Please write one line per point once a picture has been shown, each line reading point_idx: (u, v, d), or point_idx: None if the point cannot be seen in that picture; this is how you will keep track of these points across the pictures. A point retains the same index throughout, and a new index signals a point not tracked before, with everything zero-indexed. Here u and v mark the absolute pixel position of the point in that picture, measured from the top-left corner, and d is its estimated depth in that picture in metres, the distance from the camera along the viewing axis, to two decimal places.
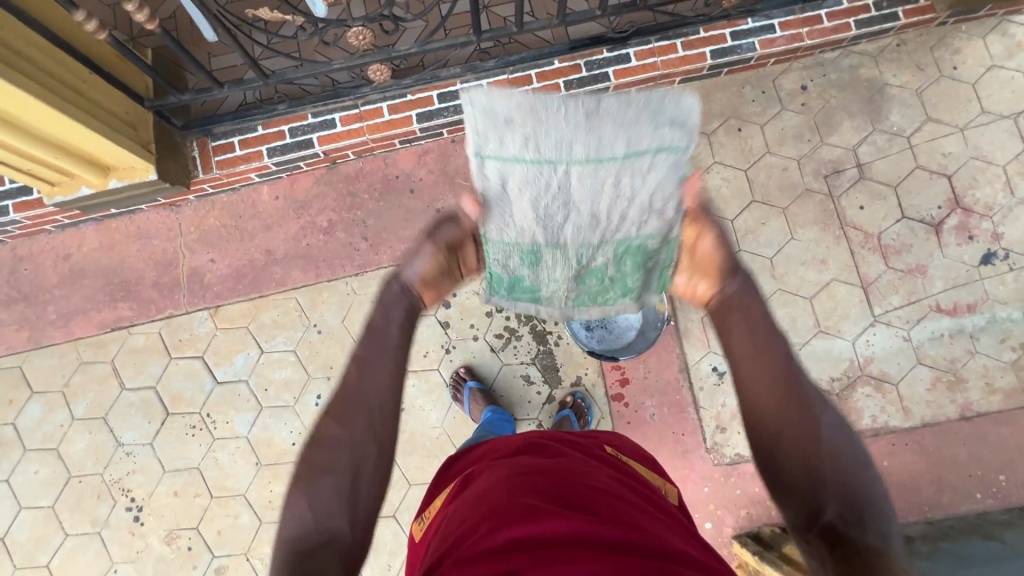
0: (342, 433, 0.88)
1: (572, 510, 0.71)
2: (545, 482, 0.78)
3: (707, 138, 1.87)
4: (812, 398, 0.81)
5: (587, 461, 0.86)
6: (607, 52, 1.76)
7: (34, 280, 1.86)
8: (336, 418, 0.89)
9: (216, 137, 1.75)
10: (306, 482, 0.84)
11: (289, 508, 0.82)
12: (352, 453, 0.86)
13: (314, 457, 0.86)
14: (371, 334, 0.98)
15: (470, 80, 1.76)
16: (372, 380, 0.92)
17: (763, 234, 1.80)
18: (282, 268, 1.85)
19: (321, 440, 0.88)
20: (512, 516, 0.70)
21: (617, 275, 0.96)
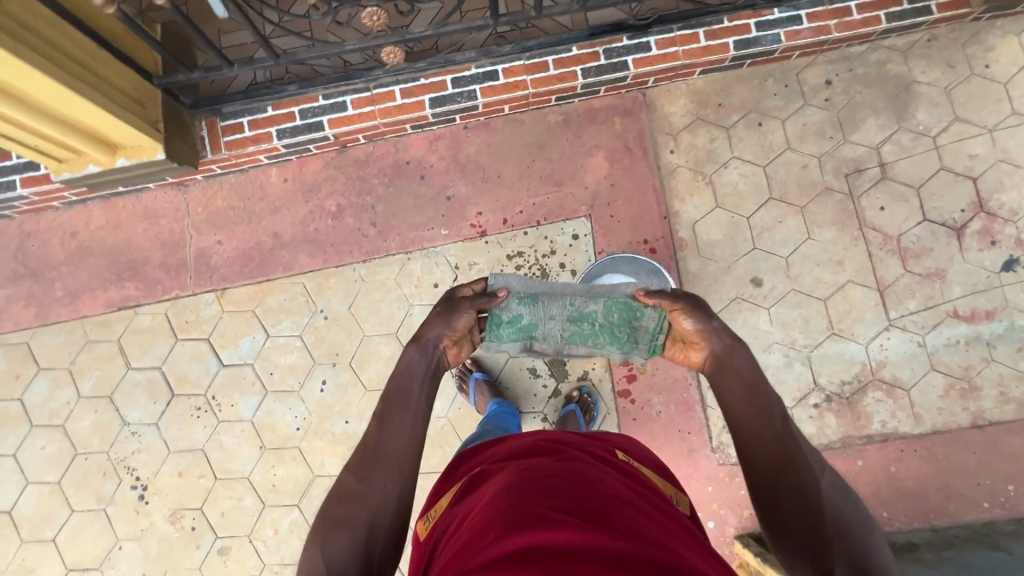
0: (362, 488, 0.86)
1: (584, 519, 0.69)
2: (555, 488, 0.77)
3: (726, 132, 1.83)
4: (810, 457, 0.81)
5: (599, 468, 0.85)
6: (627, 40, 1.72)
7: (42, 256, 1.86)
8: (355, 473, 0.88)
9: (225, 117, 1.72)
10: (324, 536, 0.83)
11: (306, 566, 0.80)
12: (371, 506, 0.85)
13: (332, 513, 0.85)
14: (392, 389, 0.98)
15: (486, 65, 1.72)
16: (393, 434, 0.92)
17: (779, 233, 1.76)
18: (289, 252, 1.83)
19: (340, 496, 0.87)
20: (522, 523, 0.69)
21: (606, 322, 1.14)
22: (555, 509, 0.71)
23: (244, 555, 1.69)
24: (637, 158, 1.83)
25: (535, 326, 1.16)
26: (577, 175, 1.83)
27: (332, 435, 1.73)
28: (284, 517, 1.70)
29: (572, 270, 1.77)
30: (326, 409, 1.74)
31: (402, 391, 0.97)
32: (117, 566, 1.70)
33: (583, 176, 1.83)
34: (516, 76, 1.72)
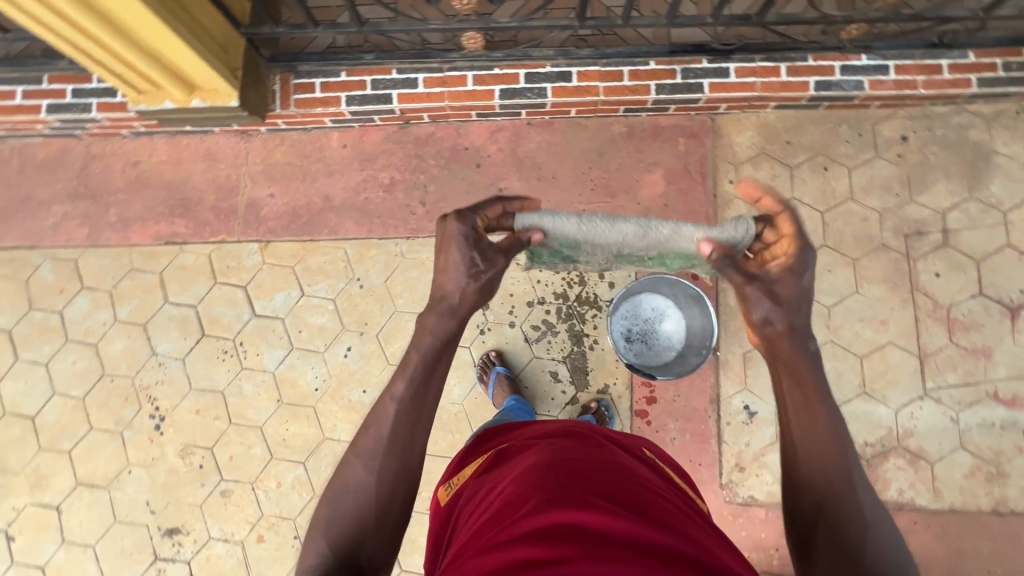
0: (370, 478, 0.86)
1: (618, 506, 0.73)
2: (588, 472, 0.81)
3: (790, 171, 1.79)
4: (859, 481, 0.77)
5: (629, 461, 0.90)
6: (707, 63, 1.70)
7: (102, 180, 1.91)
8: (362, 460, 0.87)
9: (299, 75, 1.75)
10: (328, 523, 0.84)
11: (309, 550, 0.83)
12: (378, 498, 0.85)
13: (338, 500, 0.85)
14: (409, 370, 0.89)
15: (561, 65, 1.72)
16: (406, 427, 0.87)
17: (827, 282, 1.73)
18: (336, 216, 1.85)
19: (346, 483, 0.86)
20: (557, 502, 0.73)
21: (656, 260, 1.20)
22: (591, 492, 0.75)
23: (245, 501, 1.73)
24: (695, 183, 1.81)
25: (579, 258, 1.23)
26: (632, 189, 1.82)
27: (348, 401, 1.75)
28: (289, 471, 1.73)
29: (610, 281, 1.75)
30: (346, 375, 1.77)
31: (419, 376, 0.88)
32: (124, 489, 1.75)
33: (638, 191, 1.82)
34: (589, 80, 1.72)
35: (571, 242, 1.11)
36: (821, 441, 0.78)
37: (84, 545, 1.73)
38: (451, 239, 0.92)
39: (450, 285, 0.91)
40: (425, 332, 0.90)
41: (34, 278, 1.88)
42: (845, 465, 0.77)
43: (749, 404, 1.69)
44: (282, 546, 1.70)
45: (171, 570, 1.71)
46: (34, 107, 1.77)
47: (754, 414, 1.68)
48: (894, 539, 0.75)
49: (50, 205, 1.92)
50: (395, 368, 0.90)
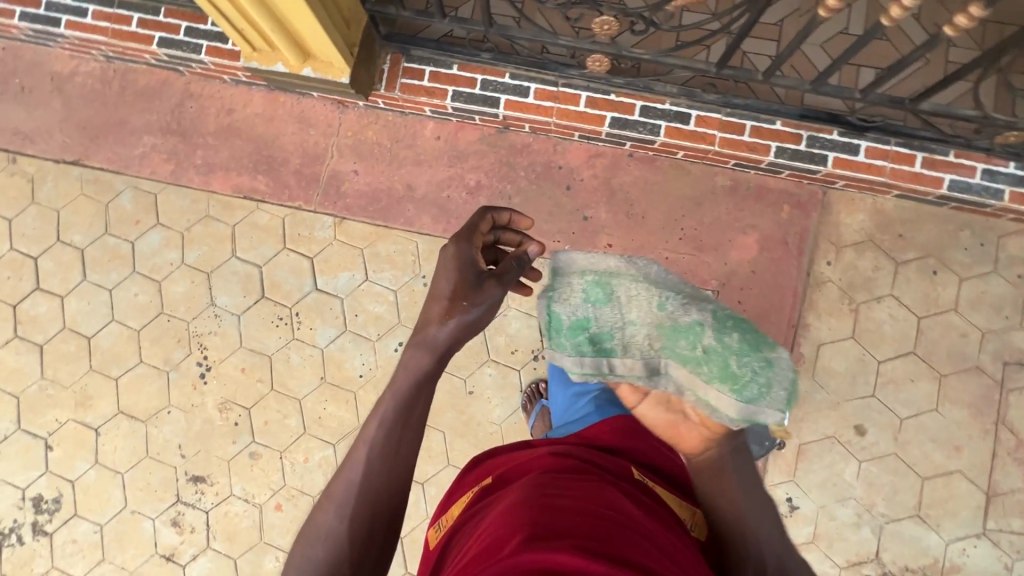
0: (343, 525, 0.82)
1: (603, 551, 0.69)
2: (570, 511, 0.77)
3: (895, 266, 1.68)
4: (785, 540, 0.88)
5: (616, 492, 0.86)
6: (837, 135, 1.59)
7: (195, 120, 1.91)
8: (335, 505, 0.84)
9: (410, 60, 1.69)
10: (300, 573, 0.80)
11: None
12: (351, 547, 0.81)
13: (310, 549, 0.82)
14: (382, 411, 0.88)
15: (681, 105, 1.63)
16: (381, 470, 0.85)
17: (906, 391, 1.63)
18: (415, 208, 1.82)
19: (317, 532, 0.83)
20: (538, 541, 0.69)
21: (708, 340, 0.86)
22: (571, 534, 0.71)
23: (271, 468, 1.75)
24: (790, 256, 1.71)
25: (609, 326, 0.91)
26: (721, 248, 1.73)
27: None
28: (318, 450, 1.75)
29: None
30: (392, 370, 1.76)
31: (391, 415, 0.87)
32: (160, 427, 1.79)
33: (727, 251, 1.73)
34: (707, 127, 1.63)
35: (604, 279, 0.96)
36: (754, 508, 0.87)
37: (114, 472, 1.79)
38: (455, 264, 0.92)
39: (449, 314, 0.89)
40: (403, 369, 0.89)
41: (114, 204, 1.90)
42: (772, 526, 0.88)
43: (793, 498, 1.61)
44: (296, 519, 1.72)
45: (189, 516, 1.75)
46: (147, 38, 1.77)
47: (795, 508, 1.61)
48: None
49: (141, 135, 1.93)
50: (371, 410, 0.90)
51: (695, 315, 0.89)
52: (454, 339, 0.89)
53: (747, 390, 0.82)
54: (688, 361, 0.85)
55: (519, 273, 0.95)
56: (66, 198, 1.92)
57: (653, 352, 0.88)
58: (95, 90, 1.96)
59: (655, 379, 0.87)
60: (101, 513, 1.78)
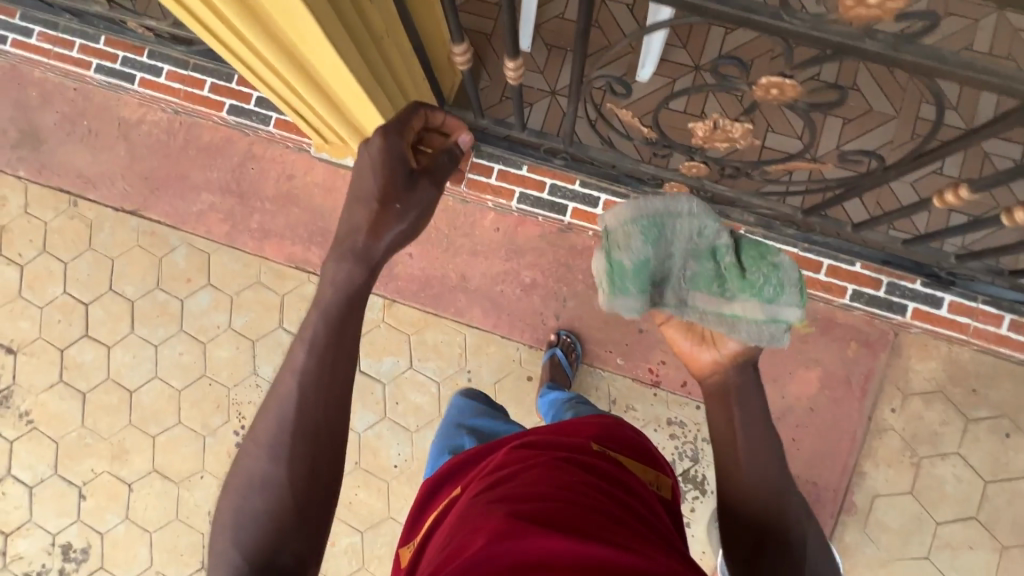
0: (278, 468, 0.76)
1: (558, 528, 0.69)
2: (530, 497, 0.77)
3: (965, 422, 1.59)
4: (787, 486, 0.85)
5: (566, 469, 0.85)
6: (920, 285, 1.56)
7: (255, 182, 1.90)
8: (268, 446, 0.78)
9: (480, 155, 1.73)
10: (240, 519, 0.75)
11: (226, 553, 0.74)
12: (291, 489, 0.76)
13: (248, 500, 0.76)
14: (310, 336, 0.81)
15: (757, 234, 1.55)
16: (313, 399, 0.78)
17: (962, 558, 1.55)
18: (467, 299, 1.78)
19: (251, 481, 0.77)
20: (503, 532, 0.69)
21: (734, 265, 0.89)
22: (534, 518, 0.72)
23: None
24: (852, 396, 1.63)
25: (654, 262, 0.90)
26: (780, 379, 1.66)
27: None
28: (345, 536, 1.73)
29: None
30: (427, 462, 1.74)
31: (319, 339, 0.80)
32: (192, 490, 1.80)
33: (786, 383, 1.66)
34: None
35: (654, 219, 0.90)
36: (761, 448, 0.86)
37: (143, 530, 1.80)
38: (382, 163, 0.89)
39: (383, 225, 0.87)
40: (329, 288, 0.84)
41: (168, 259, 1.91)
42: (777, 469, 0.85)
43: None
44: None
45: None
46: (218, 102, 1.89)
47: None
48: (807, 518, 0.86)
49: (201, 191, 1.93)
50: (295, 338, 0.82)
51: (724, 241, 0.90)
52: (391, 249, 0.88)
53: (763, 294, 0.87)
54: (718, 285, 0.89)
55: (449, 168, 0.99)
56: (121, 248, 1.93)
57: (690, 281, 0.90)
58: (160, 140, 1.96)
59: (683, 308, 0.90)
60: (126, 570, 1.79)
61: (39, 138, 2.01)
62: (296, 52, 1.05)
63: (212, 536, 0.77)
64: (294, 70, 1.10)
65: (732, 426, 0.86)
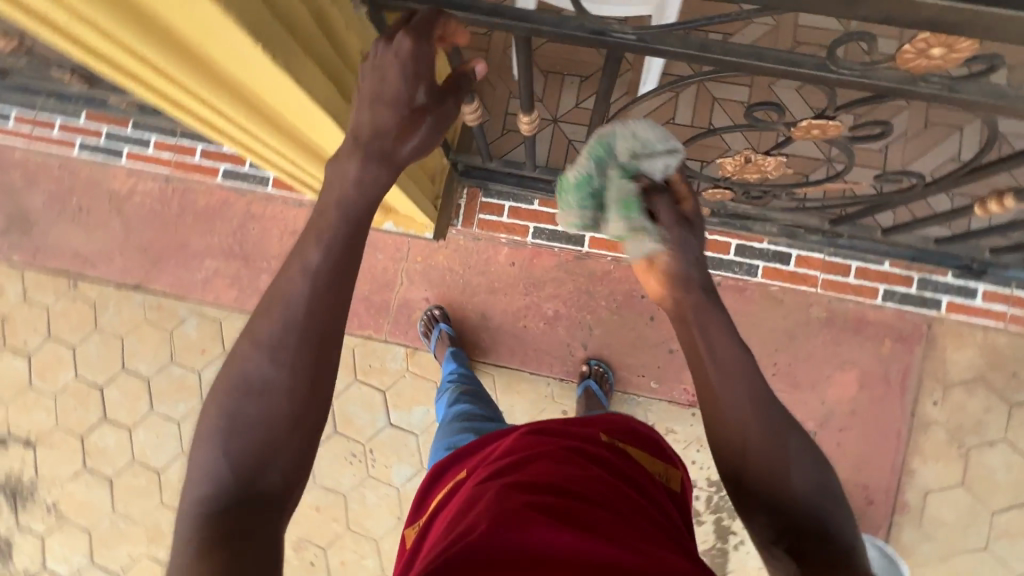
0: (277, 369, 0.63)
1: (561, 523, 0.63)
2: (533, 488, 0.70)
3: (1008, 408, 1.58)
4: (783, 429, 0.76)
5: (573, 466, 0.77)
6: (952, 278, 1.57)
7: (258, 242, 1.85)
8: (268, 346, 0.64)
9: (489, 194, 1.72)
10: (229, 426, 0.62)
11: (210, 468, 0.61)
12: (290, 402, 0.63)
13: (240, 403, 0.63)
14: (326, 237, 0.66)
15: (781, 244, 1.60)
16: (323, 309, 0.65)
17: (1020, 544, 1.55)
18: (491, 339, 1.75)
19: (243, 383, 0.63)
20: (502, 524, 0.63)
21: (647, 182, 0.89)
22: (532, 508, 0.65)
23: None
24: (893, 394, 1.61)
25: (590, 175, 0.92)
26: (818, 385, 1.64)
27: None
28: None
29: None
30: None
31: (336, 247, 0.66)
32: None
33: (824, 388, 1.63)
34: (809, 267, 1.61)
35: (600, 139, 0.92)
36: (743, 386, 0.77)
37: None
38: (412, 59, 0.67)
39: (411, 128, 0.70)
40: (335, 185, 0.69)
41: (179, 331, 1.86)
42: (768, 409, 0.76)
43: None
44: None
45: None
46: (211, 168, 1.87)
47: None
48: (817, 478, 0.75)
49: (203, 258, 1.87)
50: (306, 233, 0.68)
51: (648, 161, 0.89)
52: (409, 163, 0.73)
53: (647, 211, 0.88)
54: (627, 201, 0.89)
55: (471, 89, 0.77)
56: (129, 324, 1.88)
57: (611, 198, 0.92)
58: (154, 210, 1.90)
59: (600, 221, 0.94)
60: None
61: (28, 221, 1.94)
62: (286, 126, 0.98)
63: (197, 437, 0.64)
64: (281, 140, 1.02)
65: (696, 348, 0.81)
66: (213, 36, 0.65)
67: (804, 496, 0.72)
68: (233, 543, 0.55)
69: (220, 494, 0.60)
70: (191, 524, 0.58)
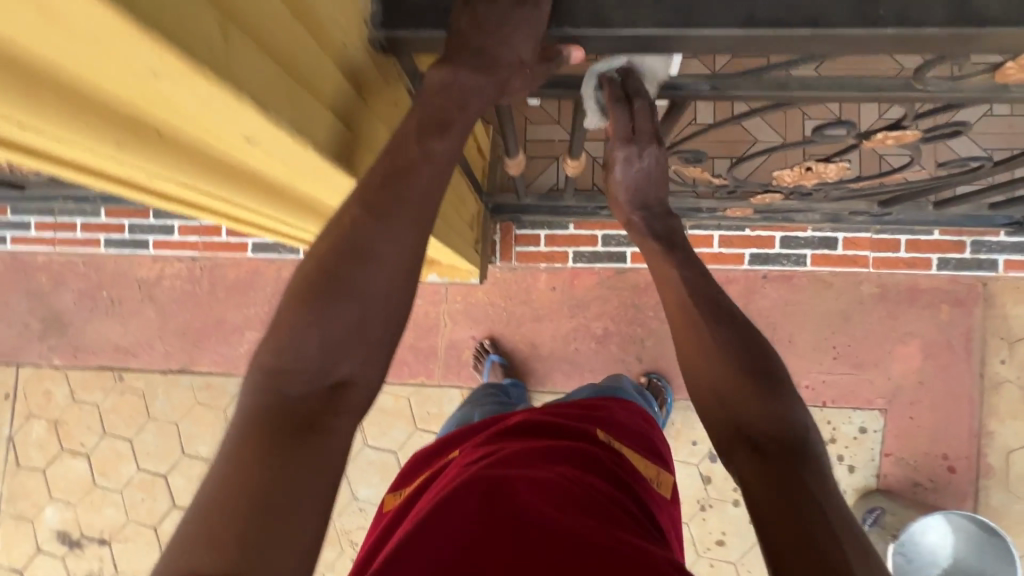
0: (388, 250, 0.53)
1: (539, 495, 0.62)
2: (527, 462, 0.70)
3: None
4: (719, 316, 0.70)
5: (569, 452, 0.76)
6: (1004, 237, 1.55)
7: None
8: (380, 218, 0.52)
9: (522, 225, 1.70)
10: (327, 291, 0.52)
11: (299, 340, 0.51)
12: (388, 286, 0.54)
13: (345, 272, 0.52)
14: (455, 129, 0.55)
15: (826, 230, 1.59)
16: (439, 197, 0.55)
17: None
18: (544, 368, 1.73)
19: (346, 247, 0.53)
20: (478, 488, 0.63)
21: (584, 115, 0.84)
22: (517, 481, 0.65)
23: None
24: (959, 359, 1.59)
25: None
26: (882, 361, 1.62)
27: None
28: None
29: (850, 465, 1.61)
30: None
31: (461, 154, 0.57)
32: None
33: (889, 363, 1.62)
34: (858, 249, 1.60)
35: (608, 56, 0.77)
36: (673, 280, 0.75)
37: None
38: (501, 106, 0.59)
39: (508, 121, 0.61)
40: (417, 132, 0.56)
41: (232, 408, 1.86)
42: (711, 303, 0.71)
43: None
44: None
45: None
46: (239, 243, 1.85)
47: None
48: (767, 364, 0.66)
49: (243, 330, 1.87)
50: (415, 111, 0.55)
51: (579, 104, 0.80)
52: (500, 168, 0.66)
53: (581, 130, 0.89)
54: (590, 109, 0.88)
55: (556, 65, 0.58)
56: (182, 410, 1.88)
57: None
58: (186, 291, 1.89)
59: None
60: None
61: (62, 322, 1.94)
62: None
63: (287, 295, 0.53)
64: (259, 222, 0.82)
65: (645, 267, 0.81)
66: (270, 162, 0.49)
67: (733, 390, 0.65)
68: (299, 441, 0.49)
69: (295, 374, 0.51)
70: (257, 403, 0.50)
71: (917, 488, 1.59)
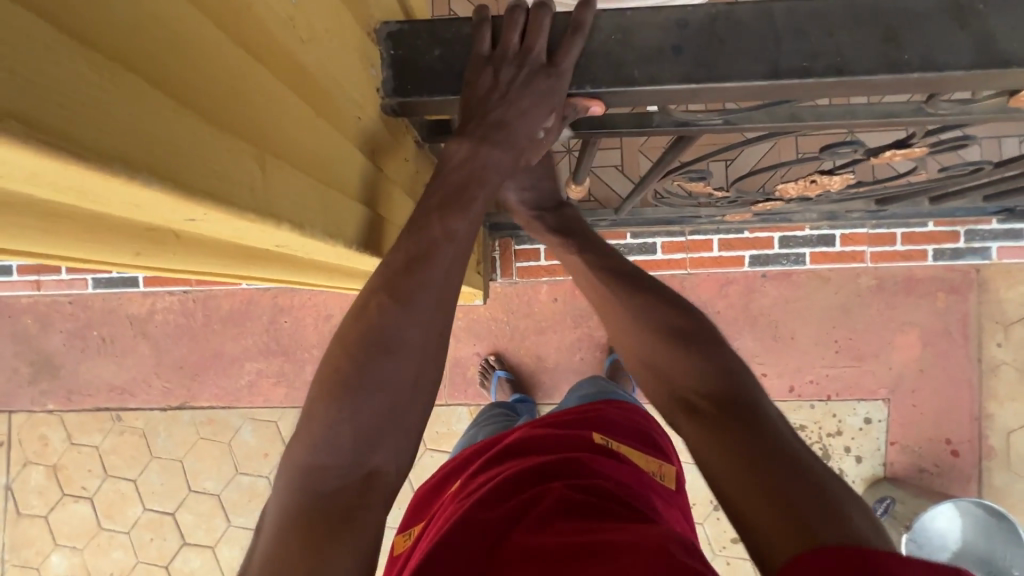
0: (412, 337, 0.51)
1: (537, 526, 0.57)
2: (524, 488, 0.67)
3: None
4: (635, 290, 0.69)
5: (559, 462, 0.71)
6: (996, 224, 1.57)
7: (295, 335, 1.82)
8: (404, 304, 0.50)
9: (521, 240, 1.69)
10: (355, 382, 0.49)
11: (333, 436, 0.48)
12: (414, 375, 0.51)
13: (371, 366, 0.50)
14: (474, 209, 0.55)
15: (822, 228, 1.61)
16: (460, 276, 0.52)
17: None
18: (551, 380, 1.72)
19: (369, 339, 0.50)
20: (477, 535, 0.59)
21: None
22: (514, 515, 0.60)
23: None
24: (957, 345, 1.62)
25: None
26: (883, 352, 1.64)
27: None
28: None
29: (857, 455, 1.64)
30: None
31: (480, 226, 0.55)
32: None
33: (889, 354, 1.64)
34: (855, 244, 1.62)
35: None
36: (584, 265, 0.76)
37: None
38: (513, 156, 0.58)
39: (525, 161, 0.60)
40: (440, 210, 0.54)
41: (237, 441, 1.83)
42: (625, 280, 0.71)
43: None
44: None
45: None
46: None
47: None
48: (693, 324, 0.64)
49: (242, 361, 1.83)
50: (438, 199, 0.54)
51: None
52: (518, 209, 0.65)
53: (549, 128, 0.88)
54: None
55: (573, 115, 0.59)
56: (185, 446, 1.84)
57: None
58: (180, 325, 1.85)
59: None
60: None
61: (53, 365, 1.88)
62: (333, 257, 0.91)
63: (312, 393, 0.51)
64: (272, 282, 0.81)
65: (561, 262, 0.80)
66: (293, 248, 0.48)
67: (659, 358, 0.62)
68: (336, 542, 0.44)
69: (326, 470, 0.48)
70: (290, 503, 0.47)
71: (923, 473, 1.62)
